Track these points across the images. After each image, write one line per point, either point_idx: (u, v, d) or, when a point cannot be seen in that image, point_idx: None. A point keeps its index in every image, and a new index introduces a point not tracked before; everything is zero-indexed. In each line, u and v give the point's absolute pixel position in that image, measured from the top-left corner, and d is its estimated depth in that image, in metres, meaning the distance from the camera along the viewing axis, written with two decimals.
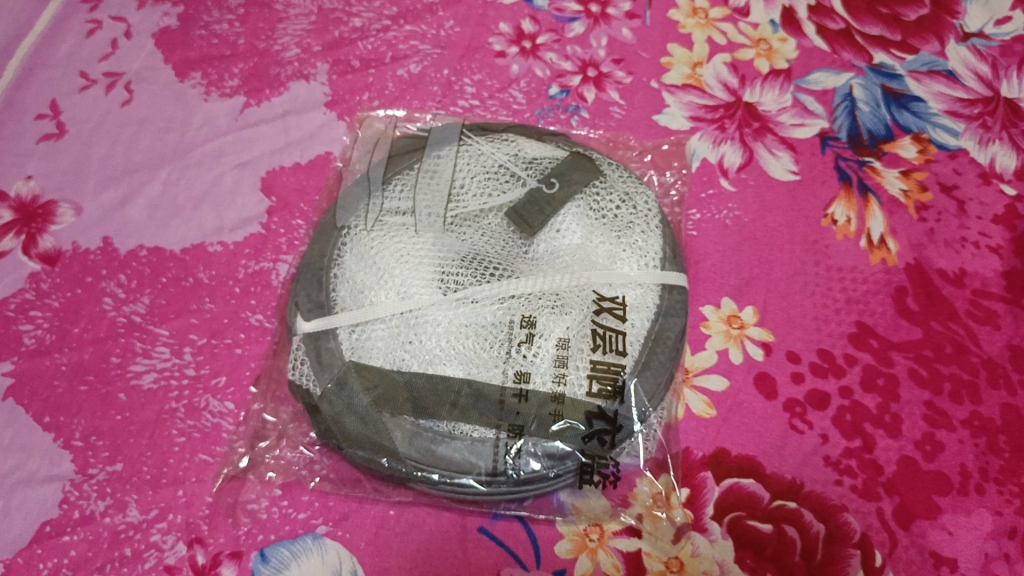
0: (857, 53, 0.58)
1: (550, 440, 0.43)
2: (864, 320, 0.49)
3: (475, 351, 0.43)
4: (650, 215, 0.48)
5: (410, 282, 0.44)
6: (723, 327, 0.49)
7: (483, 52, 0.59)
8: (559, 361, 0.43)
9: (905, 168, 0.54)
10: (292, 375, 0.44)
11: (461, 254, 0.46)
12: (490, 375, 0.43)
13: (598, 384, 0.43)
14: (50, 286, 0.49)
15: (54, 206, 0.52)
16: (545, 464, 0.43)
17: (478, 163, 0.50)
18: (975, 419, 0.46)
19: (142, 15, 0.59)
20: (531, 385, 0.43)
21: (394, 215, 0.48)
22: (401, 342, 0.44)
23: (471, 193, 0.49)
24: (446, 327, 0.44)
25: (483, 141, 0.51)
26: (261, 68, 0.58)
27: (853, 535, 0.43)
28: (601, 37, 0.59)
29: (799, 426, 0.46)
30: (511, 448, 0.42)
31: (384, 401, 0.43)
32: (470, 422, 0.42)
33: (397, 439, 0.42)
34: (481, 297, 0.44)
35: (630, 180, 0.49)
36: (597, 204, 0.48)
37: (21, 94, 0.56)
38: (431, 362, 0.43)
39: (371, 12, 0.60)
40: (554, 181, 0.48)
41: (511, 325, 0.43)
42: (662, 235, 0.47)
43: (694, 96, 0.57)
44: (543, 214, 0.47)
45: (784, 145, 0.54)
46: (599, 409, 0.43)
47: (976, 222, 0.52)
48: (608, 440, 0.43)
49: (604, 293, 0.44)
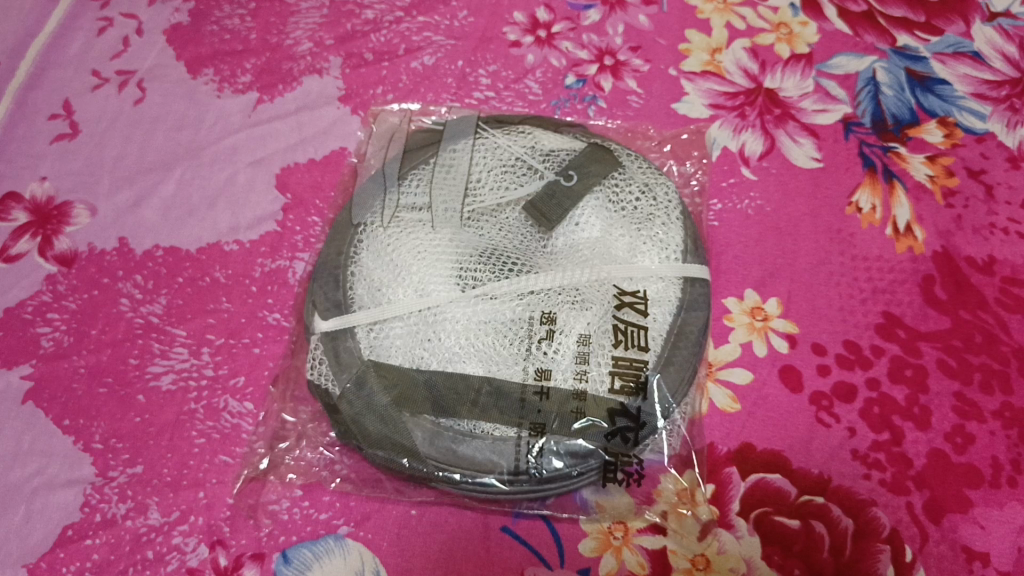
0: (881, 35, 0.57)
1: (572, 438, 0.42)
2: (891, 310, 0.48)
3: (493, 348, 0.43)
4: (670, 207, 0.47)
5: (428, 279, 0.44)
6: (747, 320, 0.48)
7: (497, 42, 0.58)
8: (580, 358, 0.42)
9: (931, 154, 0.52)
10: (310, 375, 0.44)
11: (479, 250, 0.45)
12: (509, 371, 0.42)
13: (620, 380, 0.42)
14: (67, 288, 0.49)
15: (69, 207, 0.52)
16: (568, 463, 0.42)
17: (495, 156, 0.49)
18: (1006, 410, 0.45)
19: (153, 12, 0.59)
20: (552, 382, 0.42)
21: (410, 211, 0.47)
22: (419, 340, 0.43)
23: (488, 187, 0.48)
24: (465, 324, 0.43)
25: (499, 133, 0.51)
26: (273, 63, 0.57)
27: (882, 530, 0.42)
28: (618, 24, 0.58)
29: (825, 419, 0.45)
30: (533, 447, 0.42)
31: (403, 400, 0.42)
32: (489, 420, 0.42)
33: (417, 437, 0.42)
34: (499, 292, 0.43)
35: (651, 171, 0.48)
36: (616, 196, 0.47)
37: (34, 95, 0.56)
38: (451, 360, 0.43)
39: (383, 4, 0.59)
40: (573, 173, 0.48)
41: (531, 322, 0.43)
42: (683, 227, 0.46)
43: (714, 83, 0.56)
44: (561, 206, 0.47)
45: (806, 132, 0.53)
46: (622, 406, 0.42)
47: (1005, 208, 0.51)
48: (631, 437, 0.42)
49: (625, 287, 0.44)
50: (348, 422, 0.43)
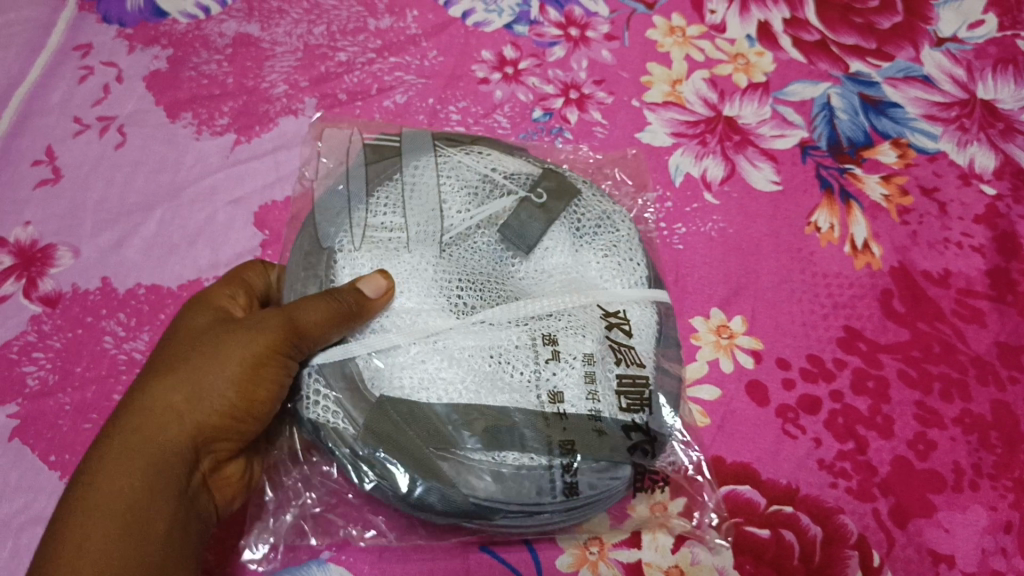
0: (834, 63, 0.59)
1: (604, 459, 0.41)
2: (852, 323, 0.50)
3: (499, 375, 0.41)
4: (629, 234, 0.48)
5: (424, 309, 0.42)
6: (713, 338, 0.49)
7: (466, 79, 0.60)
8: (587, 379, 0.42)
9: (886, 173, 0.55)
10: (310, 412, 0.40)
11: (466, 278, 0.44)
12: (522, 396, 0.41)
13: (626, 399, 0.43)
14: (51, 327, 0.51)
15: (53, 249, 0.53)
16: (601, 480, 0.41)
17: (459, 176, 0.48)
18: (966, 416, 0.47)
19: (133, 59, 0.60)
20: (565, 405, 0.41)
21: (385, 233, 0.45)
22: (427, 370, 0.41)
23: (456, 210, 0.47)
24: (470, 353, 0.41)
25: (457, 152, 0.49)
26: (250, 106, 0.59)
27: (850, 536, 0.44)
28: (582, 59, 0.60)
29: (792, 431, 0.46)
30: (565, 470, 0.40)
31: (426, 433, 0.39)
32: (516, 449, 0.40)
33: (445, 469, 0.39)
34: (499, 317, 0.42)
35: (604, 198, 0.49)
36: (579, 220, 0.48)
37: (17, 142, 0.57)
38: (466, 390, 0.41)
39: (356, 46, 0.61)
40: (541, 192, 0.48)
41: (535, 344, 0.42)
42: (643, 252, 0.48)
43: (675, 113, 0.58)
44: (534, 227, 0.47)
45: (765, 157, 0.55)
46: (633, 421, 0.42)
47: (958, 223, 0.53)
48: (649, 450, 0.42)
49: (608, 308, 0.45)
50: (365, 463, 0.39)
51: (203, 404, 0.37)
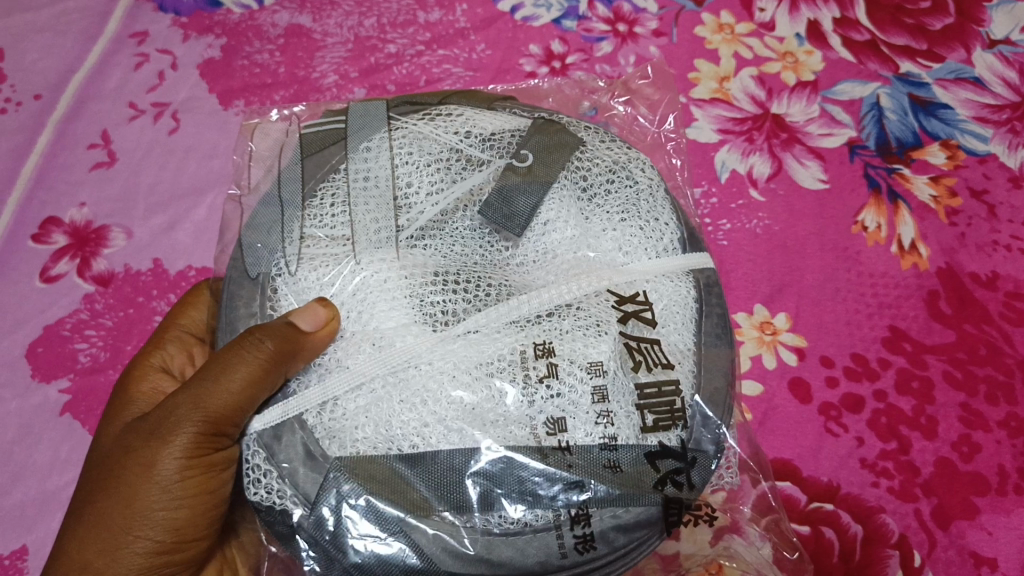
0: (885, 63, 0.58)
1: (625, 509, 0.35)
2: (897, 323, 0.49)
3: (484, 404, 0.35)
4: (650, 184, 0.41)
5: (386, 330, 0.37)
6: (756, 334, 0.49)
7: (514, 73, 0.60)
8: (598, 395, 0.36)
9: (936, 174, 0.54)
10: (253, 495, 0.35)
11: (438, 280, 0.38)
12: (516, 431, 0.35)
13: (652, 414, 0.36)
14: (103, 306, 0.52)
15: (107, 230, 0.54)
16: (624, 535, 0.35)
17: (422, 150, 0.42)
18: (1011, 420, 0.46)
19: (187, 48, 0.61)
20: (570, 434, 0.35)
21: (338, 244, 0.40)
22: (396, 404, 0.35)
23: (422, 192, 0.41)
24: (445, 376, 0.36)
25: (419, 120, 0.43)
26: (301, 95, 0.60)
27: (890, 536, 0.44)
28: (630, 55, 0.61)
29: (834, 429, 0.47)
30: (575, 526, 0.34)
31: (397, 494, 0.35)
32: (511, 505, 0.35)
33: (420, 536, 0.34)
34: (486, 325, 0.36)
35: (619, 147, 0.42)
36: (585, 176, 0.41)
37: (73, 126, 0.58)
38: (445, 425, 0.35)
39: (405, 38, 0.62)
40: (526, 154, 0.41)
41: (525, 358, 0.36)
42: (674, 218, 0.41)
43: (721, 110, 0.57)
44: (524, 200, 0.40)
45: (813, 155, 0.55)
46: (662, 446, 0.36)
47: (1008, 226, 0.52)
48: (683, 480, 0.36)
49: (622, 293, 0.38)
50: (331, 540, 0.34)
51: (121, 539, 0.37)
